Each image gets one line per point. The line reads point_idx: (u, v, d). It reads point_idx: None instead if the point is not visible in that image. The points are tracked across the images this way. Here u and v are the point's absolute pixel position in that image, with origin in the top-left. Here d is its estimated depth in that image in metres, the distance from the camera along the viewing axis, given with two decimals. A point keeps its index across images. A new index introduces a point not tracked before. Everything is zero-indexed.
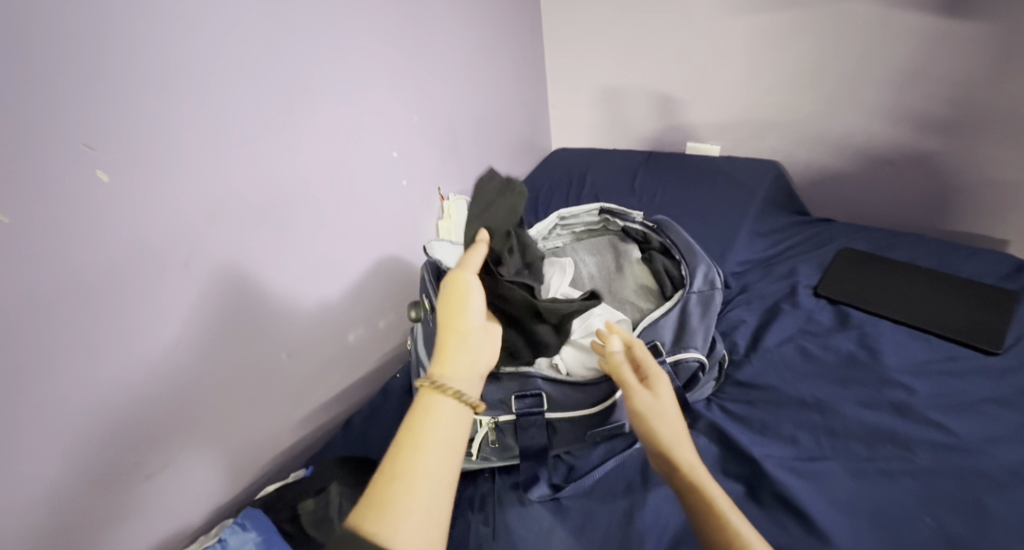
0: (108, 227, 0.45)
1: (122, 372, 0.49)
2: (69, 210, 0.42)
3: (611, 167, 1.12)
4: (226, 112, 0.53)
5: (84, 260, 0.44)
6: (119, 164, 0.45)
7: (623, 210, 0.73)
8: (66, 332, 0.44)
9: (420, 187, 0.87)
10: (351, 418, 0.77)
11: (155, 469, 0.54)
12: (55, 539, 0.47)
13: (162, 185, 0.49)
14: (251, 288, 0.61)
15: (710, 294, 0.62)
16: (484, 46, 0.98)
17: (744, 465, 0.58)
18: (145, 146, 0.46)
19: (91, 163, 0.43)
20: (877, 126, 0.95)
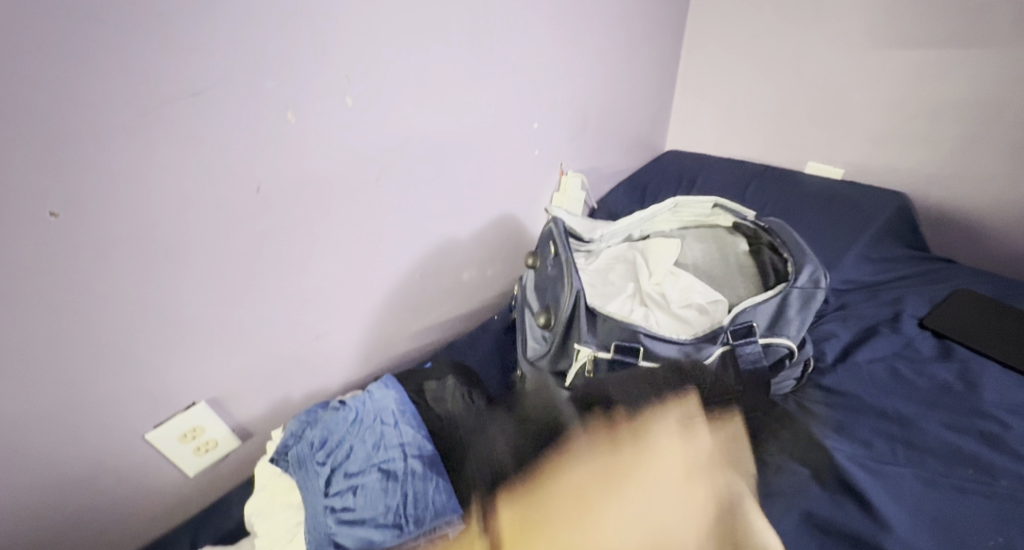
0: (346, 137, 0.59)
1: (329, 253, 0.64)
2: (328, 122, 0.57)
3: (723, 176, 1.18)
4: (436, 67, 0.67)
5: (323, 161, 0.58)
6: (362, 93, 0.59)
7: (737, 207, 0.79)
8: (305, 209, 0.59)
9: (547, 159, 1.00)
10: (453, 342, 0.90)
11: (328, 334, 0.70)
12: (254, 360, 0.62)
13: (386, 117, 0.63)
14: (414, 212, 0.74)
15: (814, 292, 0.65)
16: (627, 45, 1.09)
17: (813, 451, 0.63)
18: (378, 80, 0.60)
19: (345, 91, 0.57)
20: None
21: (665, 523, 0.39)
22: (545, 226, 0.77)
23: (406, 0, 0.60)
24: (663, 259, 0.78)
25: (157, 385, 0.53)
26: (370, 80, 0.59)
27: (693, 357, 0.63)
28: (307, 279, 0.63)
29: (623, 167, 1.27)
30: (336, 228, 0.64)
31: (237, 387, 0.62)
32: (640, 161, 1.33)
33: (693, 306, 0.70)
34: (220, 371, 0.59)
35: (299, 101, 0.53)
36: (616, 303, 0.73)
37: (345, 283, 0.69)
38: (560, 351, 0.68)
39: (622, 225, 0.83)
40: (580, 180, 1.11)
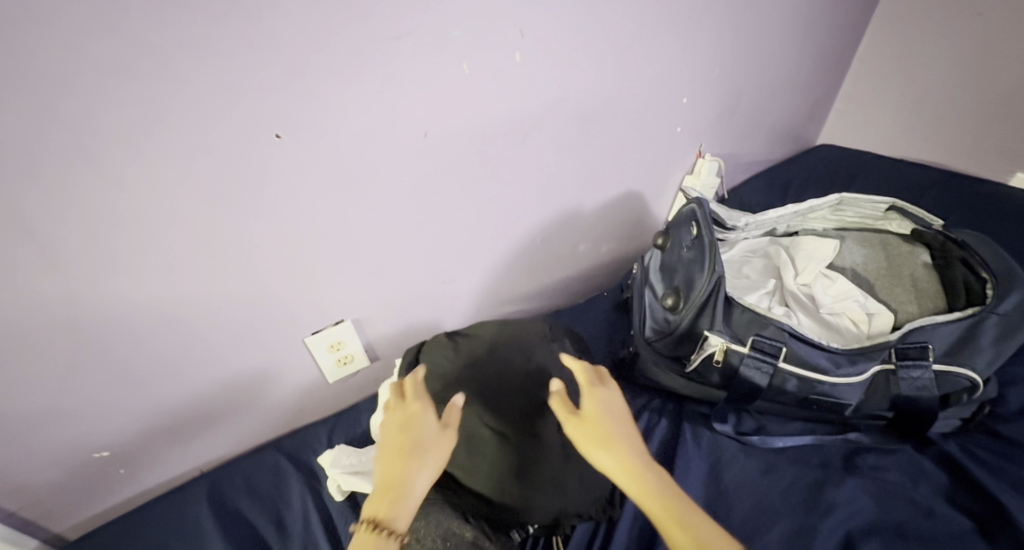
0: (511, 93, 0.60)
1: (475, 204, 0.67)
2: (500, 77, 0.57)
3: (891, 178, 1.03)
4: (608, 28, 0.65)
5: (485, 112, 0.59)
6: (533, 48, 0.58)
7: (920, 213, 0.68)
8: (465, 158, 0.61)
9: (688, 139, 0.95)
10: (562, 311, 0.90)
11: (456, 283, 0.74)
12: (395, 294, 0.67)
13: (551, 73, 0.62)
14: (555, 175, 0.75)
15: (1019, 323, 0.55)
16: (804, 19, 0.97)
17: (980, 503, 0.54)
18: (553, 35, 0.59)
19: (518, 44, 0.56)
20: None
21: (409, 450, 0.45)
22: (687, 206, 0.73)
23: None
24: (815, 258, 0.70)
25: (322, 300, 0.59)
26: (542, 37, 0.58)
27: (845, 369, 0.56)
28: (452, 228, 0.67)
29: (766, 157, 1.15)
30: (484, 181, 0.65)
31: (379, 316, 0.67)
32: (785, 154, 1.20)
33: (846, 314, 0.64)
34: (367, 299, 0.64)
35: (476, 52, 0.53)
36: (755, 297, 0.68)
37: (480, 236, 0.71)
38: (682, 337, 0.63)
39: (771, 215, 0.75)
40: (716, 165, 1.02)
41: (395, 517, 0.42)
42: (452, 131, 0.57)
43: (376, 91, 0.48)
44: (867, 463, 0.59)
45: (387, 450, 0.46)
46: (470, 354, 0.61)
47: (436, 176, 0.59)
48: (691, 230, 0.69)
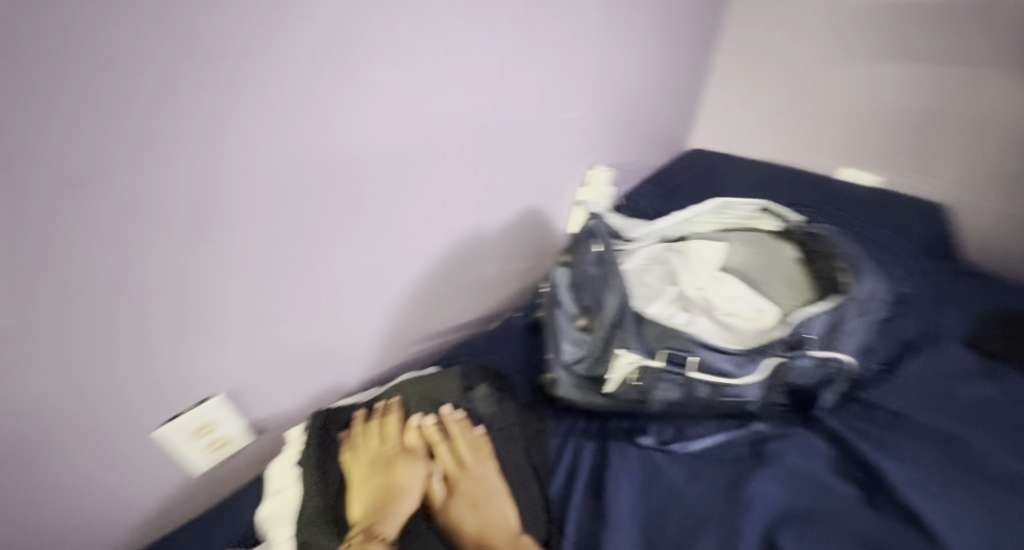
0: (393, 116, 0.55)
1: (365, 238, 0.60)
2: (372, 97, 0.51)
3: (753, 178, 1.15)
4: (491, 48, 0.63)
5: (365, 140, 0.53)
6: (412, 67, 0.54)
7: (783, 212, 0.76)
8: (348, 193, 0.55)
9: (578, 152, 0.97)
10: (473, 339, 0.87)
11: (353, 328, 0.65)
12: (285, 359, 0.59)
13: (437, 93, 0.59)
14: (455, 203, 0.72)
15: (871, 304, 0.62)
16: (666, 37, 1.05)
17: (861, 470, 0.61)
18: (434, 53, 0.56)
19: (394, 62, 0.52)
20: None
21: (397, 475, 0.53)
22: (588, 223, 0.73)
23: None
24: (706, 261, 0.74)
25: (191, 379, 0.50)
26: (417, 54, 0.54)
27: (745, 368, 0.59)
28: (340, 268, 0.59)
29: (649, 165, 1.23)
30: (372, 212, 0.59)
31: (262, 380, 0.57)
32: (665, 160, 1.29)
33: (739, 312, 0.68)
34: (250, 369, 0.55)
35: (342, 69, 0.47)
36: (657, 306, 0.69)
37: (374, 273, 0.64)
38: (598, 356, 0.63)
39: (662, 224, 0.79)
40: (608, 174, 1.08)
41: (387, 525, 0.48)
42: (328, 161, 0.51)
43: (220, 116, 0.40)
44: (773, 452, 0.63)
45: (364, 478, 0.53)
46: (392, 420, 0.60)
47: (311, 211, 0.52)
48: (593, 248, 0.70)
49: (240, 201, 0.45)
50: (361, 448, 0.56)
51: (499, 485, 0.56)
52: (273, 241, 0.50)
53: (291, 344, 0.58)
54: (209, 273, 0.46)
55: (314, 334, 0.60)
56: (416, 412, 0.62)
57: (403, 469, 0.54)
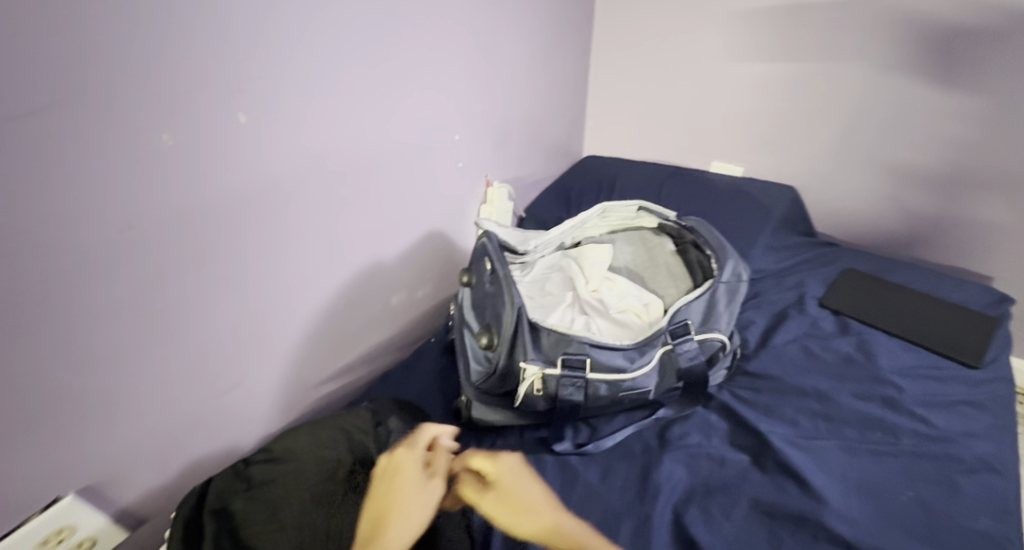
0: (243, 161, 0.57)
1: (236, 281, 0.62)
2: (223, 137, 0.54)
3: (640, 178, 1.23)
4: (343, 88, 0.66)
5: (206, 191, 0.54)
6: (258, 108, 0.57)
7: (659, 209, 0.82)
8: (199, 248, 0.56)
9: (471, 173, 0.98)
10: (389, 373, 0.86)
11: (241, 366, 0.67)
12: (156, 424, 0.58)
13: (289, 133, 0.61)
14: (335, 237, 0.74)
15: (737, 286, 0.69)
16: (541, 54, 1.09)
17: (751, 438, 0.67)
18: (273, 94, 0.58)
19: (237, 107, 0.54)
20: (886, 172, 1.05)
21: (402, 499, 0.54)
22: (481, 241, 0.74)
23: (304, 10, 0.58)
24: (597, 265, 0.78)
25: (36, 471, 0.48)
26: (264, 95, 0.57)
27: (638, 362, 0.63)
28: (213, 312, 0.60)
29: (546, 175, 1.27)
30: (238, 251, 0.61)
31: (133, 445, 0.57)
32: (561, 169, 1.35)
33: (630, 311, 0.72)
34: (117, 443, 0.55)
35: (178, 118, 0.49)
36: (558, 314, 0.72)
37: (255, 309, 0.66)
38: (504, 370, 0.65)
39: (554, 233, 0.82)
40: (506, 191, 1.08)
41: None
42: (158, 221, 0.51)
43: (46, 184, 0.41)
44: (675, 435, 0.69)
45: (374, 498, 0.53)
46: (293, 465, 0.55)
47: (169, 263, 0.53)
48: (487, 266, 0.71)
49: (84, 266, 0.46)
50: (385, 475, 0.56)
51: (530, 491, 0.59)
52: (113, 312, 0.50)
53: (170, 395, 0.59)
54: (53, 348, 0.46)
55: (189, 384, 0.61)
56: (327, 449, 0.57)
57: (414, 495, 0.54)
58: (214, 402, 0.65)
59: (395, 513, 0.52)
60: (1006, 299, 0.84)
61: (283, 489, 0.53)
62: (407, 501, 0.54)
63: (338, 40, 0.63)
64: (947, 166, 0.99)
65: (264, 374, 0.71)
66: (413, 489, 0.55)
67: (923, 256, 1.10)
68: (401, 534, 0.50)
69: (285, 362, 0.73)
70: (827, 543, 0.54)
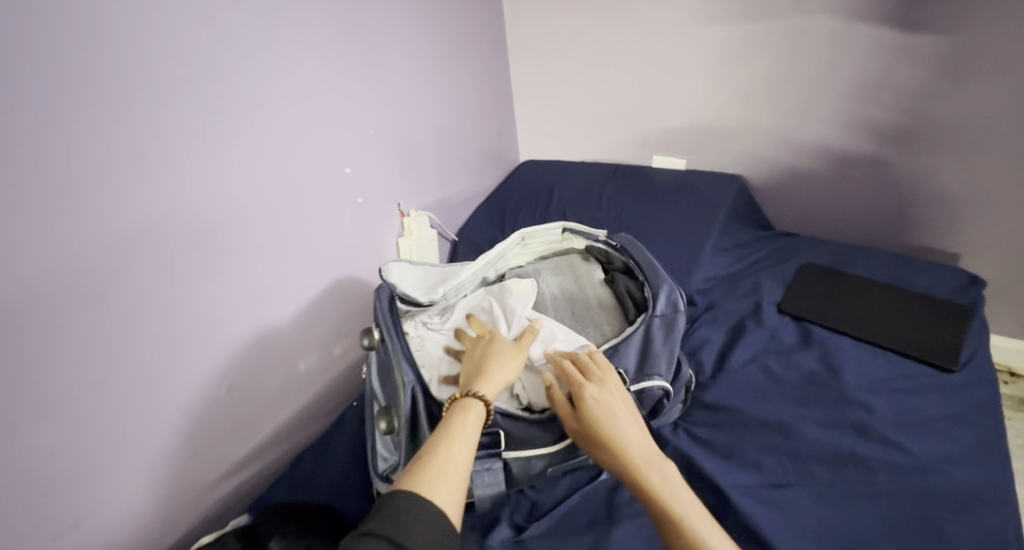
0: (22, 258, 0.44)
1: (50, 404, 0.48)
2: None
3: (579, 181, 1.12)
4: (160, 144, 0.53)
5: None
6: (16, 194, 0.43)
7: (586, 230, 0.72)
8: None
9: (379, 204, 0.86)
10: (302, 453, 0.74)
11: (83, 503, 0.53)
12: None
13: (88, 206, 0.48)
14: (202, 315, 0.62)
15: (674, 317, 0.60)
16: (447, 57, 0.97)
17: (709, 494, 0.58)
18: (49, 171, 0.44)
19: None
20: (842, 142, 0.97)
21: (493, 356, 0.54)
22: (375, 302, 0.64)
23: (78, 47, 0.45)
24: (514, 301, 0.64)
25: None
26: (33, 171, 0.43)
27: None
28: (19, 451, 0.47)
29: (478, 189, 1.15)
30: (51, 363, 0.48)
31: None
32: (496, 180, 1.23)
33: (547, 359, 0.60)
34: None
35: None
36: None
37: (90, 428, 0.52)
38: (409, 457, 0.54)
39: (465, 274, 0.70)
40: (426, 218, 0.96)
41: (487, 385, 0.50)
42: None
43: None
44: (626, 499, 0.59)
45: (472, 355, 0.55)
46: None
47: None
48: (378, 334, 0.61)
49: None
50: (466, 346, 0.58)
51: (623, 404, 0.52)
52: None
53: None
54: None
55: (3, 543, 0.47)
56: None
57: (499, 344, 0.55)
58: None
59: (494, 361, 0.53)
60: (978, 282, 0.77)
61: None
62: (494, 358, 0.53)
63: (139, 85, 0.50)
64: (906, 129, 0.91)
65: (129, 499, 0.58)
66: (497, 349, 0.55)
67: (886, 237, 1.02)
68: (497, 369, 0.52)
69: (160, 474, 0.60)
70: None
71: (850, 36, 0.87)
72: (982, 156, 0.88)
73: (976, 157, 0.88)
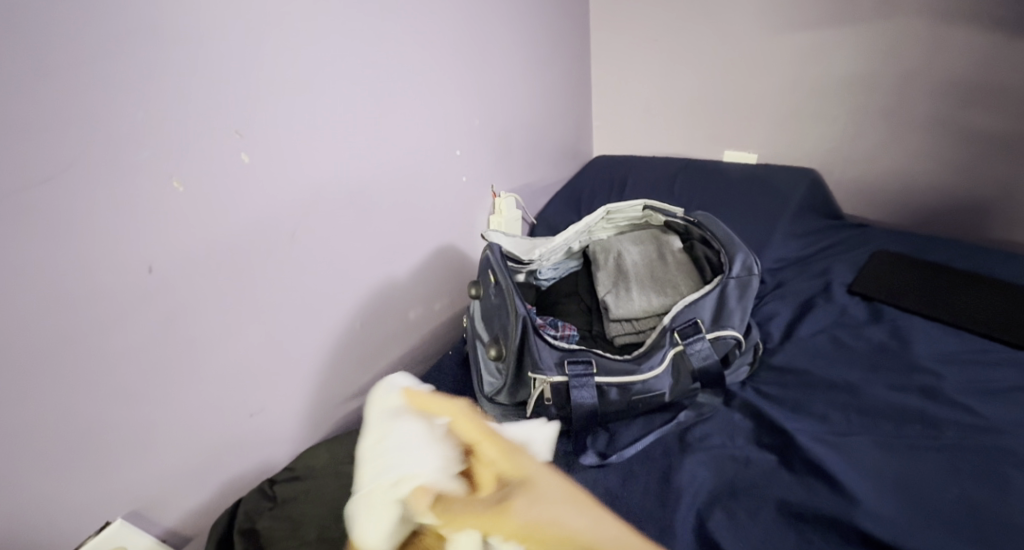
0: (257, 196, 0.60)
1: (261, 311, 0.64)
2: (225, 174, 0.56)
3: (653, 172, 1.20)
4: (339, 114, 0.68)
5: (227, 227, 0.57)
6: (258, 148, 0.59)
7: (665, 206, 0.81)
8: (228, 275, 0.59)
9: (477, 185, 0.99)
10: (407, 389, 0.86)
11: (269, 393, 0.67)
12: (183, 453, 0.58)
13: (298, 161, 0.64)
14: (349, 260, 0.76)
15: (749, 279, 0.67)
16: (539, 59, 1.10)
17: (777, 437, 0.65)
18: (278, 128, 0.60)
19: (241, 146, 0.57)
20: (936, 138, 0.97)
21: None
22: (486, 254, 0.75)
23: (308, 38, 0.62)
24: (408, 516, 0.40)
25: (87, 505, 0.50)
26: (266, 125, 0.59)
27: (632, 372, 0.63)
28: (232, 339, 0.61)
29: (557, 179, 1.26)
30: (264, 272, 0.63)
31: (172, 470, 0.57)
32: (571, 172, 1.33)
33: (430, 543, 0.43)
34: (159, 475, 0.56)
35: (189, 165, 0.52)
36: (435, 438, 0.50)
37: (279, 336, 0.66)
38: (518, 380, 0.66)
39: (558, 241, 0.81)
40: (514, 200, 1.08)
41: None
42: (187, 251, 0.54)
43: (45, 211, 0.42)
44: (697, 437, 0.67)
45: None
46: (310, 490, 0.61)
47: (196, 301, 0.56)
48: (491, 278, 0.72)
49: (118, 309, 0.49)
50: None
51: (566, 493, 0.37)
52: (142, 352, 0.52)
53: (193, 424, 0.58)
54: (69, 387, 0.47)
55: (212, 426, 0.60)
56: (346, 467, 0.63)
57: None
58: (239, 432, 0.65)
59: None
60: None
61: (307, 505, 0.59)
62: None
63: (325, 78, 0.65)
64: (992, 132, 0.92)
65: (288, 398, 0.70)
66: None
67: (968, 231, 1.02)
68: None
69: (308, 386, 0.73)
70: (860, 544, 0.53)
71: (933, 36, 0.90)
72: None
73: None
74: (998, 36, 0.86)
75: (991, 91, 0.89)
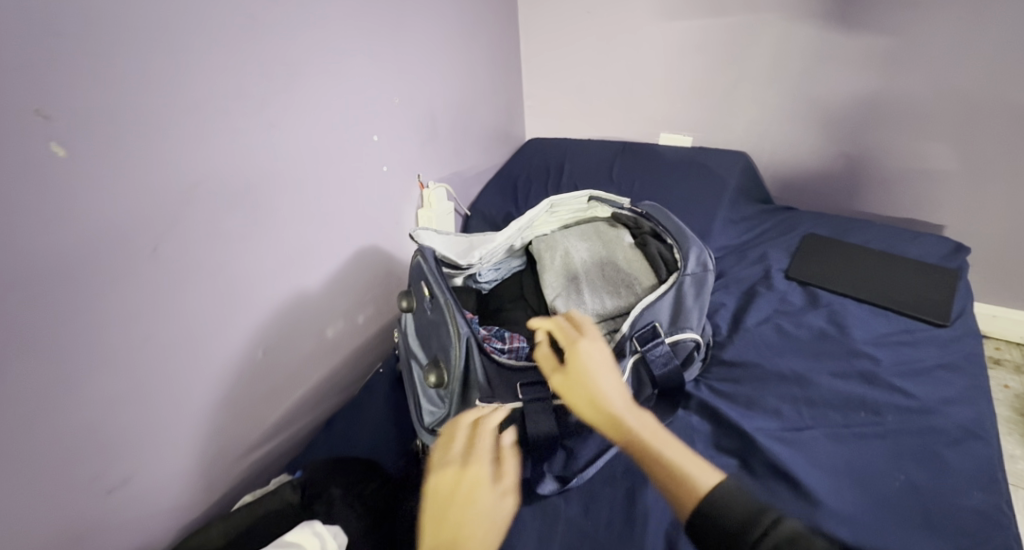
0: (84, 202, 0.44)
1: (111, 355, 0.48)
2: (23, 176, 0.39)
3: (589, 156, 1.14)
4: (205, 92, 0.53)
5: (37, 249, 0.41)
6: (76, 137, 0.42)
7: (612, 197, 0.76)
8: (49, 313, 0.42)
9: (399, 175, 0.86)
10: (331, 419, 0.74)
11: (133, 456, 0.52)
12: None
13: (147, 155, 0.48)
14: (242, 277, 0.62)
15: (704, 275, 0.64)
16: (461, 29, 0.97)
17: (736, 439, 0.62)
18: (105, 108, 0.44)
19: (46, 134, 0.40)
20: (846, 123, 1.00)
21: None
22: (415, 261, 0.64)
23: None
24: None
25: None
26: (82, 105, 0.42)
27: None
28: (67, 400, 0.45)
29: (489, 166, 1.16)
30: (122, 301, 0.48)
31: None
32: (504, 156, 1.24)
33: None
34: None
35: None
36: None
37: (140, 382, 0.51)
38: (462, 409, 0.57)
39: (499, 239, 0.73)
40: (444, 190, 0.97)
41: None
42: None
43: None
44: None
45: None
46: None
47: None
48: (424, 290, 0.62)
49: None
50: None
51: None
52: None
53: (15, 517, 0.43)
54: None
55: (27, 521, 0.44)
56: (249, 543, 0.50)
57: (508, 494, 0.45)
58: (97, 511, 0.50)
59: None
60: (961, 249, 0.86)
61: None
62: None
63: (173, 43, 0.49)
64: (902, 116, 0.95)
65: (170, 457, 0.56)
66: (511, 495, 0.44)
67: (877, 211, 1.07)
68: None
69: (198, 439, 0.59)
70: None
71: (854, 20, 0.90)
72: (976, 135, 0.92)
73: (963, 144, 0.93)
74: (913, 21, 0.87)
75: (901, 76, 0.92)
